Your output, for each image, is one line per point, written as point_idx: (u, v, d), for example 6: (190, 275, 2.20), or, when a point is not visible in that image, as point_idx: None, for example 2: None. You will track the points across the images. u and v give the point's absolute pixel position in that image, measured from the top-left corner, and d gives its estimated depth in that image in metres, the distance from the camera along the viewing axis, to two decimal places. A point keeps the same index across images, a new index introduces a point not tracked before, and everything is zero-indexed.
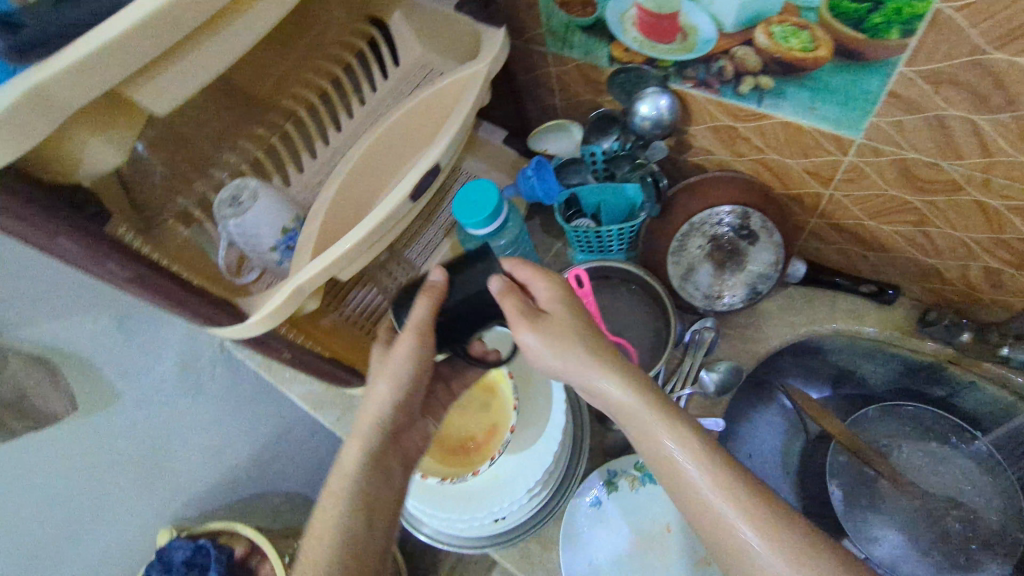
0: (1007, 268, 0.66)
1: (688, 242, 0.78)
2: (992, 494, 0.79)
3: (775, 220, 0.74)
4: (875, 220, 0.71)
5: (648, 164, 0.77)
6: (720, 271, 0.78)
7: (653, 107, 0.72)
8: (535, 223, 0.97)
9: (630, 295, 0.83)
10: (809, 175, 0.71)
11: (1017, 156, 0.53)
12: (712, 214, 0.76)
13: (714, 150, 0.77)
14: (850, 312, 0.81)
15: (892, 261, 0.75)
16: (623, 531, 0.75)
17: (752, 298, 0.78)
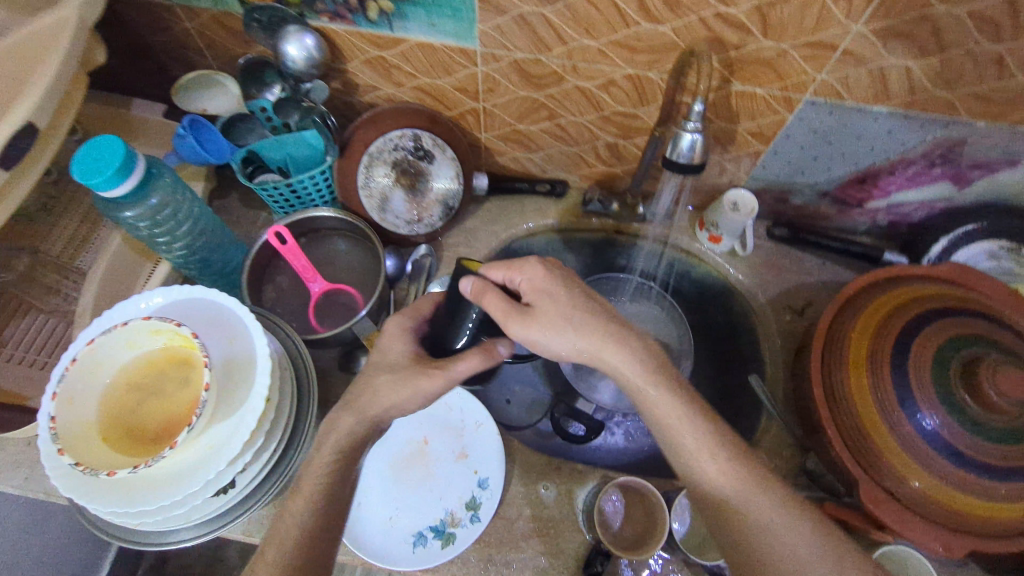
0: (620, 139, 0.83)
1: (374, 173, 0.81)
2: (662, 315, 1.02)
3: (443, 137, 0.83)
4: (523, 122, 0.83)
5: (316, 107, 0.76)
6: (412, 195, 0.84)
7: (300, 48, 0.71)
8: (232, 198, 0.91)
9: (341, 242, 0.86)
10: (459, 92, 0.80)
11: (583, 41, 0.67)
12: (388, 141, 0.80)
13: (377, 85, 0.81)
14: (535, 209, 0.95)
15: (551, 158, 0.91)
16: (385, 461, 0.76)
17: (448, 215, 0.86)
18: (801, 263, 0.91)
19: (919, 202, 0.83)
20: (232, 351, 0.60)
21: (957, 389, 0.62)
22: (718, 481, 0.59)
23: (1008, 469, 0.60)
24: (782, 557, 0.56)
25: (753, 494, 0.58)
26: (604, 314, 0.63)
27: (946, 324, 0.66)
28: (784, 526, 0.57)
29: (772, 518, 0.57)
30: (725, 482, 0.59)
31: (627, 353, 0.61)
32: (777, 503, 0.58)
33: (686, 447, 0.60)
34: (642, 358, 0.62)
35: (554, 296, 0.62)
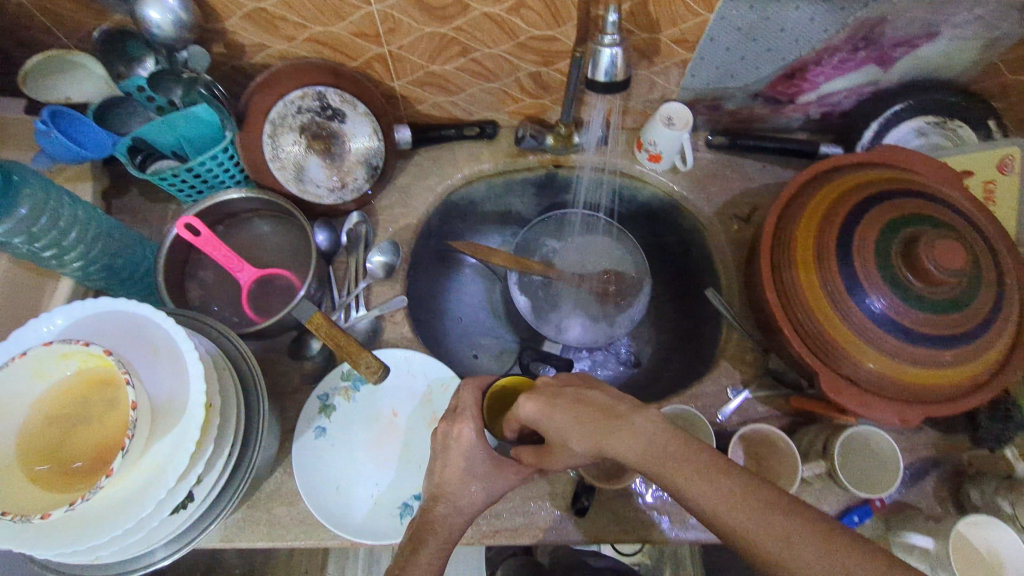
0: (541, 67, 0.78)
1: (280, 142, 0.74)
2: (615, 243, 1.02)
3: (351, 92, 0.76)
4: (436, 62, 0.77)
5: (199, 75, 0.68)
6: (330, 160, 0.77)
7: (163, 11, 0.63)
8: (133, 194, 0.83)
9: (262, 224, 0.80)
10: (359, 38, 0.72)
11: None
12: (288, 105, 0.73)
13: (266, 42, 0.73)
14: (467, 155, 0.90)
15: (474, 98, 0.85)
16: (355, 442, 0.74)
17: (374, 174, 0.80)
18: (742, 170, 0.90)
19: (848, 90, 0.82)
20: (159, 361, 0.55)
21: (900, 269, 0.63)
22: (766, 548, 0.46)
23: (951, 336, 0.62)
24: None
25: (765, 529, 0.46)
26: (596, 411, 0.57)
27: (886, 205, 0.66)
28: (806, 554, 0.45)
29: (782, 546, 0.45)
30: (734, 523, 0.47)
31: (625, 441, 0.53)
32: (780, 525, 0.46)
33: (723, 520, 0.48)
34: (650, 436, 0.53)
35: (566, 433, 0.57)
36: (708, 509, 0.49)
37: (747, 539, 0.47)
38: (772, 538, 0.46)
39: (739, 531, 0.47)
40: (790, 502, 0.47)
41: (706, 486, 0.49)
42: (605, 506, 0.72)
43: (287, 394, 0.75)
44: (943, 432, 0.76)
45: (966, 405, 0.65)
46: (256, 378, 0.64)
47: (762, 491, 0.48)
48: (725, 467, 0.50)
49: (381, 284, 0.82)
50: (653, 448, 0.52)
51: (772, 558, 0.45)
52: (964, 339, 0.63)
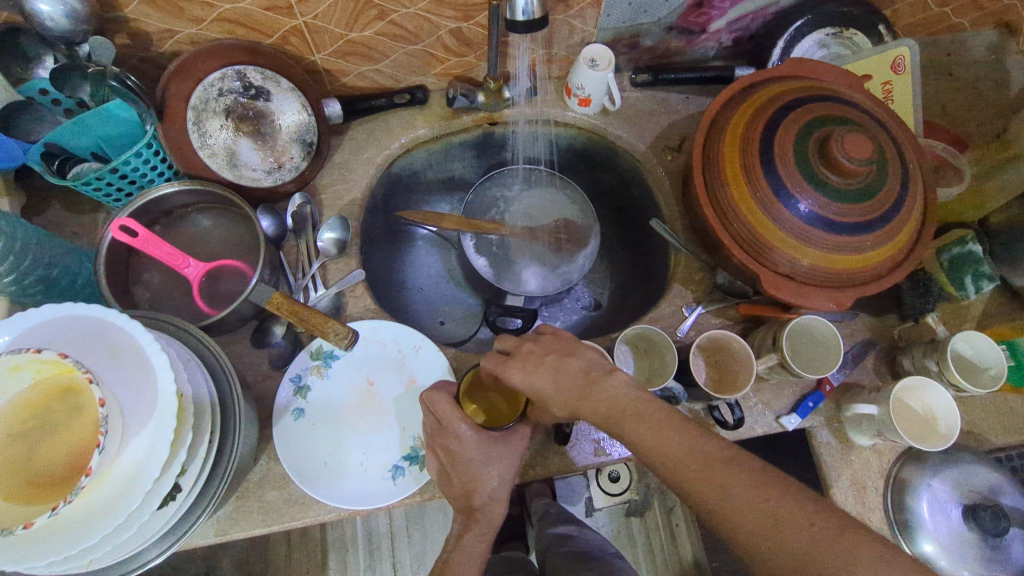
0: (461, 22, 0.78)
1: (207, 127, 0.72)
2: (560, 191, 1.04)
3: (272, 68, 0.75)
4: (354, 30, 0.76)
5: (107, 68, 0.65)
6: (261, 141, 0.76)
7: (53, 3, 0.60)
8: (54, 206, 0.78)
9: (201, 217, 0.78)
10: (271, 12, 0.70)
11: None
12: (209, 88, 0.72)
13: (172, 27, 0.70)
14: (402, 123, 0.90)
15: (399, 64, 0.85)
16: (336, 416, 0.74)
17: (311, 151, 0.79)
18: (667, 104, 0.94)
19: (752, 13, 0.87)
20: (120, 358, 0.54)
21: (818, 166, 0.68)
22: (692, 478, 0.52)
23: (868, 222, 0.69)
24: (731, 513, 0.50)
25: (710, 488, 0.51)
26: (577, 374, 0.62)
27: (797, 112, 0.72)
28: (742, 501, 0.50)
29: (718, 495, 0.51)
30: (685, 478, 0.53)
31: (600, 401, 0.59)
32: (719, 477, 0.51)
33: (665, 463, 0.54)
34: (616, 398, 0.59)
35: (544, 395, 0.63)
36: (667, 466, 0.54)
37: (692, 489, 0.52)
38: (714, 494, 0.51)
39: (682, 481, 0.53)
40: (725, 454, 0.53)
41: (655, 436, 0.55)
42: (586, 432, 0.76)
43: (258, 383, 0.75)
44: (876, 316, 0.84)
45: (888, 283, 0.72)
46: (223, 366, 0.63)
47: (702, 448, 0.53)
48: (676, 428, 0.55)
49: (336, 261, 0.82)
50: (621, 405, 0.58)
51: (713, 507, 0.51)
52: (879, 223, 0.69)
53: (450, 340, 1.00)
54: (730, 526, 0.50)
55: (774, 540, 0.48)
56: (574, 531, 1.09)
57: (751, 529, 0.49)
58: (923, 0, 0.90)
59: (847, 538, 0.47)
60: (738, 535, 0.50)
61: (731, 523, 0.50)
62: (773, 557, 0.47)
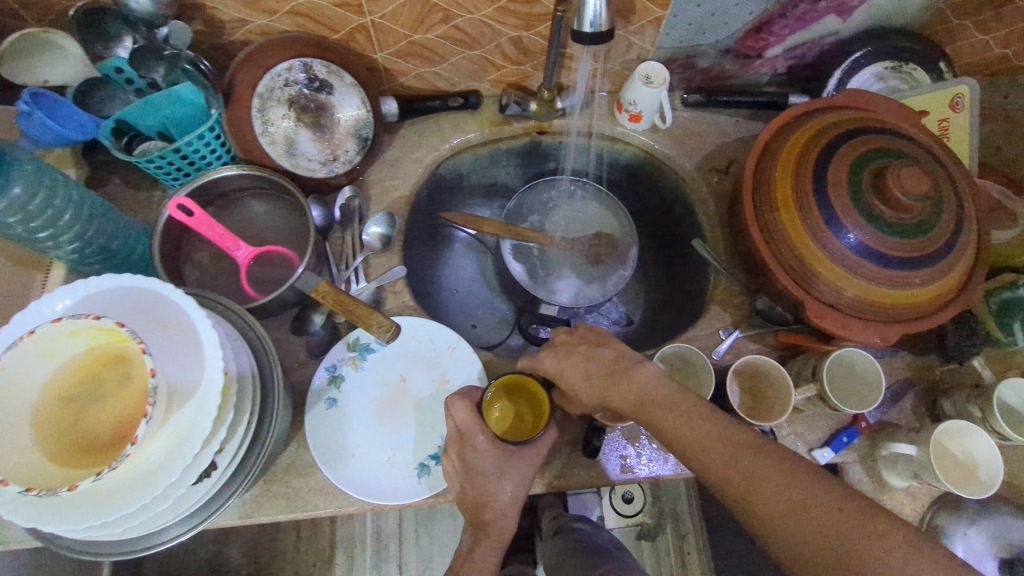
0: (522, 31, 0.80)
1: (269, 114, 0.74)
2: (604, 205, 1.04)
3: (336, 62, 0.76)
4: (419, 31, 0.78)
5: (181, 53, 0.67)
6: (319, 133, 0.77)
7: None
8: (116, 180, 0.81)
9: (254, 202, 0.79)
10: (342, 9, 0.72)
11: None
12: (275, 77, 0.73)
13: (247, 17, 0.72)
14: (453, 126, 0.91)
15: (457, 68, 0.87)
16: (366, 409, 0.75)
17: (365, 147, 0.80)
18: (717, 125, 0.94)
19: (811, 41, 0.86)
20: (171, 333, 0.55)
21: (871, 198, 0.68)
22: (721, 464, 0.56)
23: (919, 258, 0.68)
24: (756, 492, 0.53)
25: (738, 474, 0.55)
26: (606, 373, 0.67)
27: (856, 142, 0.71)
28: (767, 488, 0.53)
29: (746, 482, 0.54)
30: (713, 466, 0.56)
31: (624, 395, 0.64)
32: (747, 464, 0.55)
33: (693, 450, 0.58)
34: (647, 387, 0.63)
35: (577, 385, 0.68)
36: (697, 454, 0.58)
37: (721, 476, 0.56)
38: (743, 480, 0.54)
39: (708, 466, 0.57)
40: (755, 444, 0.56)
41: (688, 428, 0.59)
42: (614, 447, 0.75)
43: (294, 369, 0.76)
44: (917, 354, 0.82)
45: (937, 322, 0.70)
46: (266, 348, 0.64)
47: (731, 438, 0.57)
48: (708, 418, 0.59)
49: (378, 255, 0.83)
50: (654, 394, 0.62)
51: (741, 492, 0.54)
52: (930, 261, 0.68)
53: (481, 344, 1.01)
54: (756, 510, 0.53)
55: (804, 524, 0.51)
56: (590, 528, 1.08)
57: (778, 512, 0.52)
58: (986, 40, 0.89)
59: (874, 526, 0.49)
60: (761, 516, 0.53)
61: (758, 506, 0.53)
62: (802, 542, 0.50)
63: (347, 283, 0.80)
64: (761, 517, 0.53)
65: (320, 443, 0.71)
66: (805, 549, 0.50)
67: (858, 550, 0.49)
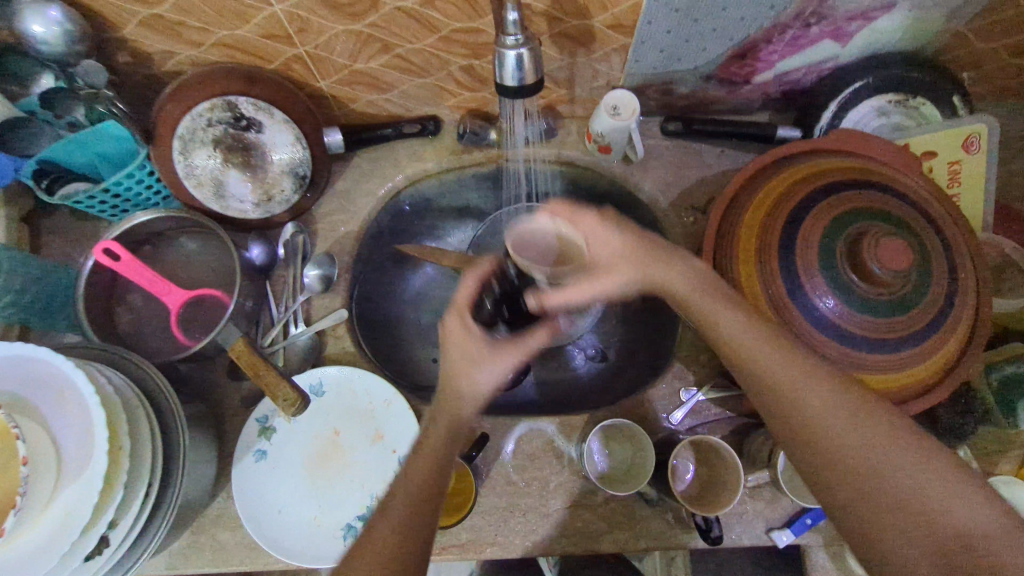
0: (472, 60, 0.73)
1: (194, 157, 0.70)
2: None
3: (267, 98, 0.71)
4: (359, 61, 0.72)
5: (100, 92, 0.64)
6: (251, 172, 0.73)
7: (46, 24, 0.58)
8: (60, 213, 0.80)
9: (188, 240, 0.76)
10: (271, 41, 0.67)
11: None
12: (197, 119, 0.69)
13: (171, 49, 0.68)
14: (410, 155, 0.86)
15: (410, 94, 0.80)
16: (297, 463, 0.72)
17: (304, 185, 0.75)
18: (697, 157, 0.85)
19: (805, 67, 0.76)
20: (59, 410, 0.53)
21: (843, 267, 0.60)
22: (784, 375, 0.52)
23: (890, 342, 0.60)
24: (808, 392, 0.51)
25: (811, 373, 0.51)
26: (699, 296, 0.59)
27: (830, 202, 0.63)
28: (878, 444, 0.48)
29: (851, 429, 0.49)
30: (769, 361, 0.53)
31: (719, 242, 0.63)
32: (820, 381, 0.51)
33: (747, 340, 0.55)
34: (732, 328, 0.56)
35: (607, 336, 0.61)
36: (760, 358, 0.54)
37: (777, 384, 0.52)
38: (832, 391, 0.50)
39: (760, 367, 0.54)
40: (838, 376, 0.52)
41: (771, 351, 0.54)
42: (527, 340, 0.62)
43: (227, 416, 0.74)
44: None
45: (910, 412, 0.62)
46: (174, 413, 0.62)
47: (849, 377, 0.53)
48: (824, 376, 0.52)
49: (320, 298, 0.79)
50: (702, 282, 0.59)
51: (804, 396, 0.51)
52: (903, 345, 0.60)
53: None
54: (844, 451, 0.49)
55: (879, 445, 0.47)
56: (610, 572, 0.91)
57: (835, 436, 0.49)
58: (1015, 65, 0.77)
59: (930, 461, 0.47)
60: (830, 447, 0.49)
61: (848, 477, 0.48)
62: (848, 455, 0.48)
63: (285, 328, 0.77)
64: (822, 446, 0.49)
65: (245, 498, 0.69)
66: (838, 479, 0.48)
67: (883, 465, 0.47)
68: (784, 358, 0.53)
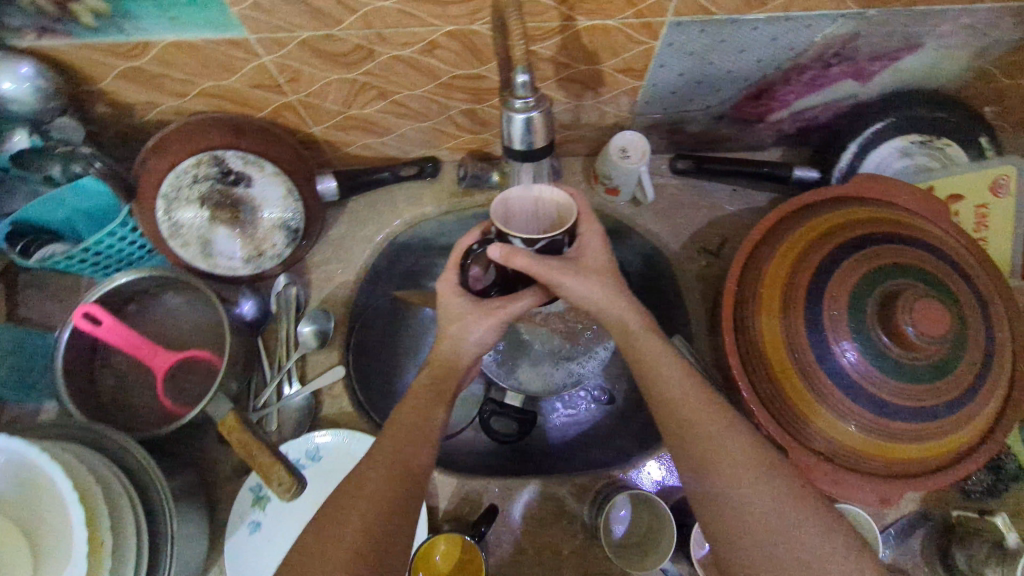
0: (474, 104, 0.69)
1: (178, 215, 0.65)
2: None
3: (256, 150, 0.67)
4: (353, 107, 0.68)
5: (76, 150, 0.62)
6: (240, 228, 0.68)
7: (16, 81, 0.54)
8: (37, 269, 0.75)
9: (175, 296, 0.72)
10: (260, 90, 0.63)
11: (374, 3, 0.51)
12: (181, 175, 0.64)
13: (153, 100, 0.63)
14: (407, 198, 0.82)
15: (407, 138, 0.76)
16: (293, 534, 0.68)
17: (296, 238, 0.71)
18: (708, 196, 0.82)
19: (822, 105, 0.73)
20: (36, 508, 0.48)
21: (875, 330, 0.56)
22: (694, 414, 0.55)
23: (927, 410, 0.56)
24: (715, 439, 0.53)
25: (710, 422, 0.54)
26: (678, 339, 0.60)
27: (858, 258, 0.59)
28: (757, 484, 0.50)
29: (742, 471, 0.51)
30: (680, 402, 0.56)
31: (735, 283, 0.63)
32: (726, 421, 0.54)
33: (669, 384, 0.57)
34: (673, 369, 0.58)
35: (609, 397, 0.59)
36: (672, 396, 0.56)
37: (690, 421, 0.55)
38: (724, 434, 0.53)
39: (681, 409, 0.55)
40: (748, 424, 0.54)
41: (690, 388, 0.56)
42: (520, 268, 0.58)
43: (219, 485, 0.70)
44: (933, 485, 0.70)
45: (950, 480, 0.59)
46: (161, 498, 0.58)
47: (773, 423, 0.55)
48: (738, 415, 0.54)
49: (316, 354, 0.75)
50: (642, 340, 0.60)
51: (700, 440, 0.53)
52: (940, 413, 0.56)
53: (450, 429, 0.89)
54: (719, 482, 0.51)
55: (761, 489, 0.50)
56: None
57: (727, 475, 0.51)
58: None
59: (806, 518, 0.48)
60: (716, 479, 0.51)
61: (728, 519, 0.50)
62: (732, 495, 0.50)
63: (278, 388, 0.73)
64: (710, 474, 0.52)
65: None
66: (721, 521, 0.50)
67: (750, 519, 0.49)
68: (704, 402, 0.55)
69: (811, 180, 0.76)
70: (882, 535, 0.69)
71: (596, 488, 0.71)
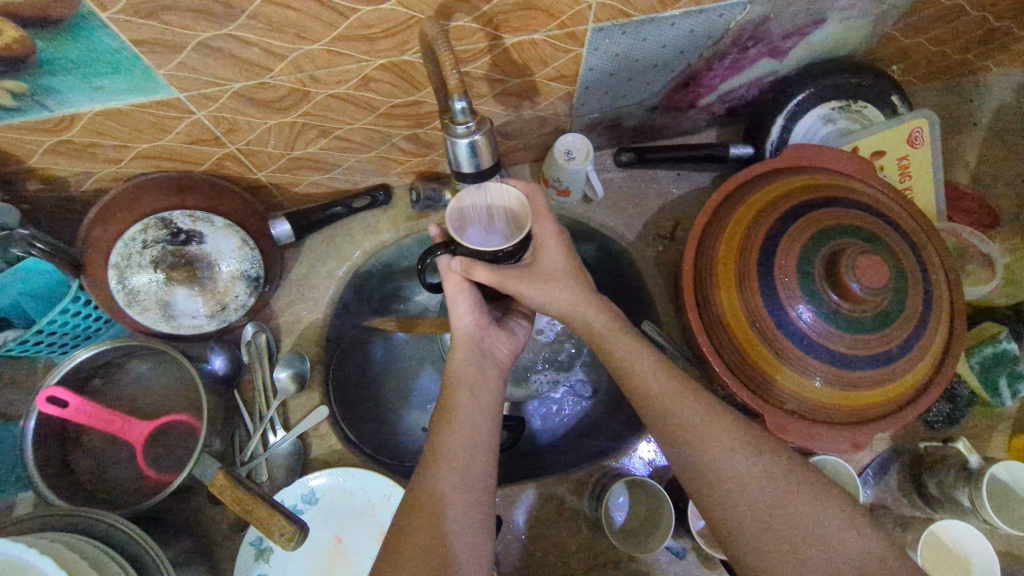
0: (416, 129, 0.70)
1: (132, 282, 0.64)
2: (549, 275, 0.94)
3: (203, 206, 0.67)
4: (296, 148, 0.68)
5: (13, 234, 0.57)
6: (199, 286, 0.67)
7: None
8: None
9: (140, 364, 0.70)
10: (197, 145, 0.62)
11: (302, 47, 0.51)
12: (130, 243, 0.64)
13: (86, 170, 0.62)
14: (364, 229, 0.82)
15: (355, 170, 0.76)
16: None
17: (258, 286, 0.70)
18: (655, 184, 0.85)
19: (746, 84, 0.77)
20: None
21: (824, 290, 0.60)
22: (674, 399, 0.57)
23: (883, 355, 0.60)
24: (696, 416, 0.55)
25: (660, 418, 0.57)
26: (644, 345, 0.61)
27: (800, 224, 0.62)
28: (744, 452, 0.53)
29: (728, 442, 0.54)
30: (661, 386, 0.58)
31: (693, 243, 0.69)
32: (701, 401, 0.57)
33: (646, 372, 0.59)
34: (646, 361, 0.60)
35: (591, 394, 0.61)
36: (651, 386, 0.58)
37: (672, 406, 0.56)
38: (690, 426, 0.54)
39: (662, 397, 0.57)
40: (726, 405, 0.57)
41: (669, 374, 0.58)
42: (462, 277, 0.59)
43: (217, 546, 0.68)
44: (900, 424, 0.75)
45: (914, 416, 0.63)
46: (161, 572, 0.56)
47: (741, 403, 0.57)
48: (692, 395, 0.57)
49: (296, 398, 0.75)
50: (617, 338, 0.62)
51: None
52: (894, 356, 0.61)
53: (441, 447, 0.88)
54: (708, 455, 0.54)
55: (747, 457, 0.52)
56: None
57: (715, 449, 0.53)
58: (940, 51, 0.79)
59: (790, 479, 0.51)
60: (703, 455, 0.54)
61: (720, 490, 0.52)
62: (722, 467, 0.53)
63: (263, 438, 0.72)
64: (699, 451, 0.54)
65: None
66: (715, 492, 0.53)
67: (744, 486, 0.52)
68: (681, 386, 0.57)
69: (750, 155, 0.79)
70: (863, 477, 0.73)
71: (592, 481, 0.73)
